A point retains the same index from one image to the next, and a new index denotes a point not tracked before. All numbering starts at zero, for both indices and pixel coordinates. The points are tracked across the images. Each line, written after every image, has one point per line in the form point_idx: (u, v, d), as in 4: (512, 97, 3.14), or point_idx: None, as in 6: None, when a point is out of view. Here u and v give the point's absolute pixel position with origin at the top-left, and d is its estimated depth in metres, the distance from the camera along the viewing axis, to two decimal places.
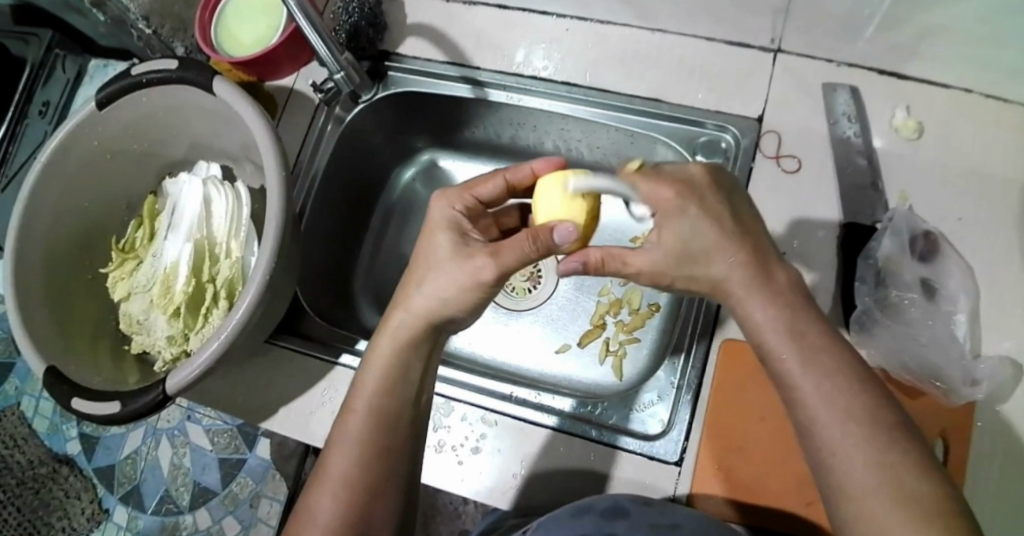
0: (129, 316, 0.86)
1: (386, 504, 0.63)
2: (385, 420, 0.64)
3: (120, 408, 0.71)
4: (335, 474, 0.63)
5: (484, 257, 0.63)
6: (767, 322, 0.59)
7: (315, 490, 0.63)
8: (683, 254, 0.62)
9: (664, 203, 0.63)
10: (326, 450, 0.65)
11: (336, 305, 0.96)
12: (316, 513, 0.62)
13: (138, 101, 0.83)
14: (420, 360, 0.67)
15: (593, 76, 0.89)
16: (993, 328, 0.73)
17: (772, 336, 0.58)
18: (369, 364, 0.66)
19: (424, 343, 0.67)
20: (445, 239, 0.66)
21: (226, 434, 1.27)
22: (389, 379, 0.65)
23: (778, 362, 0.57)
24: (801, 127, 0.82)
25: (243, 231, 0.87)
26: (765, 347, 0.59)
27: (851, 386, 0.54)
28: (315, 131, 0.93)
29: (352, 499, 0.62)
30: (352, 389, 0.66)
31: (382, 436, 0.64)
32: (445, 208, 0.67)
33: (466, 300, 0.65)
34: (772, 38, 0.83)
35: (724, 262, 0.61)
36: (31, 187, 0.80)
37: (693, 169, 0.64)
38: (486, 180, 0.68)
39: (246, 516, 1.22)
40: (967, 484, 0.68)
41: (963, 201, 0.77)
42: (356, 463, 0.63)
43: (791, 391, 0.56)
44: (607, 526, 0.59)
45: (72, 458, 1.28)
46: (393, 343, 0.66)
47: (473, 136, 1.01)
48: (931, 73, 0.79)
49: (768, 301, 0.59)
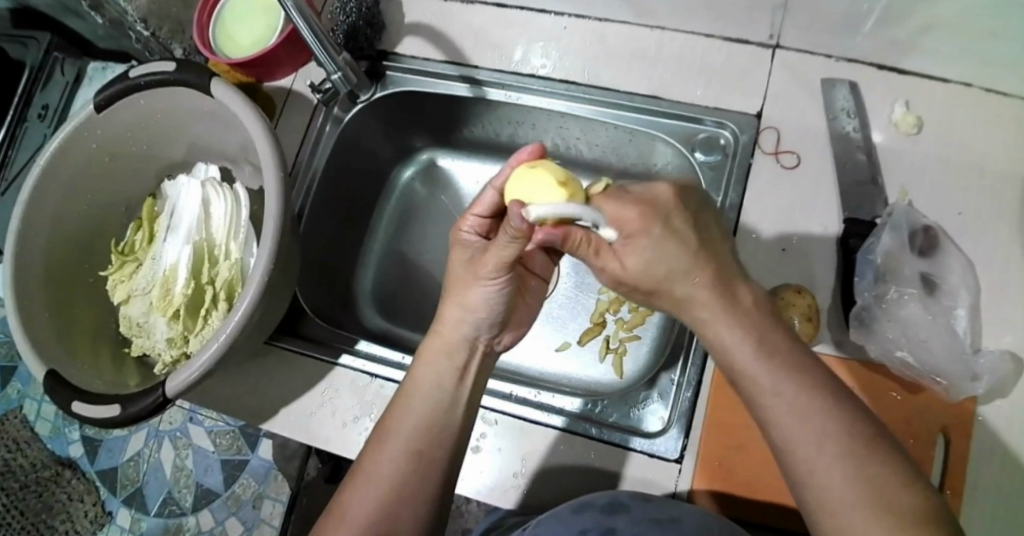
0: (129, 318, 0.86)
1: (415, 509, 0.62)
2: (422, 426, 0.64)
3: (119, 411, 0.71)
4: (368, 478, 0.62)
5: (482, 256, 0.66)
6: (734, 343, 0.58)
7: (349, 488, 0.62)
8: (650, 275, 0.63)
9: (635, 220, 0.64)
10: (362, 455, 0.64)
11: (337, 305, 0.96)
12: (347, 512, 0.61)
13: (136, 103, 0.82)
14: (457, 370, 0.67)
15: (591, 74, 0.89)
16: (994, 323, 0.73)
17: (742, 357, 0.58)
18: (410, 377, 0.67)
19: (462, 354, 0.68)
20: (463, 255, 0.69)
21: (228, 436, 1.27)
22: (426, 387, 0.66)
23: (751, 383, 0.57)
24: (801, 123, 0.82)
25: (242, 233, 0.87)
26: (737, 370, 0.58)
27: (826, 402, 0.54)
28: (313, 133, 0.93)
29: (383, 499, 0.61)
30: (391, 402, 0.67)
31: (416, 443, 0.63)
32: (456, 230, 0.69)
33: (493, 307, 0.67)
34: (770, 34, 0.83)
35: (687, 283, 0.62)
36: (30, 190, 0.80)
37: (658, 189, 0.65)
38: (481, 197, 0.68)
39: (248, 517, 1.22)
40: (969, 479, 0.68)
41: (964, 196, 0.77)
42: (391, 466, 0.62)
43: (764, 410, 0.55)
44: (608, 521, 0.59)
45: (75, 460, 1.28)
46: (433, 351, 0.68)
47: (472, 135, 1.01)
48: (930, 67, 0.79)
49: (735, 323, 0.59)
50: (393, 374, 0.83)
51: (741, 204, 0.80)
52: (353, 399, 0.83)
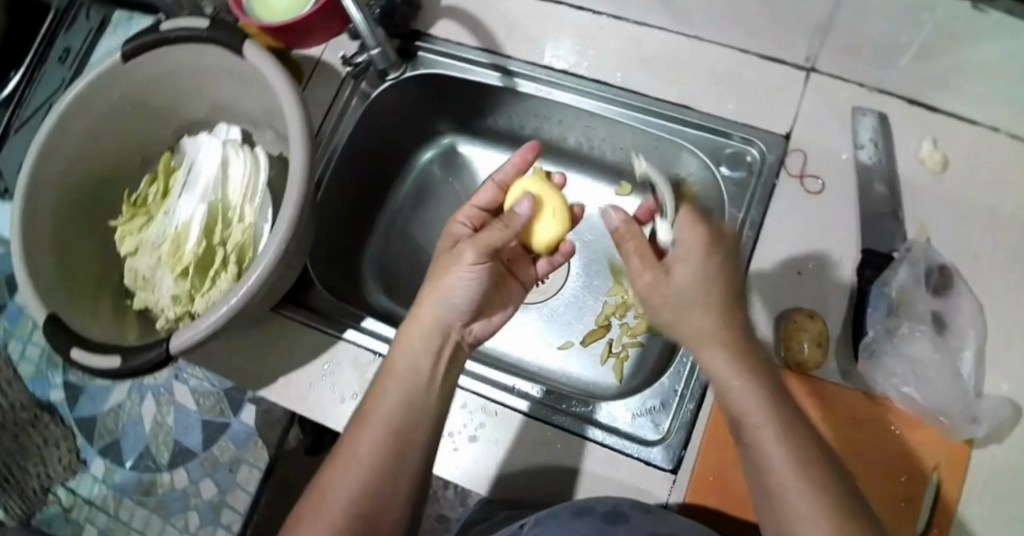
0: (135, 271, 0.86)
1: (392, 489, 0.62)
2: (395, 409, 0.64)
3: (120, 363, 0.70)
4: (343, 463, 0.62)
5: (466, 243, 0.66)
6: (739, 382, 0.58)
7: (325, 474, 0.62)
8: (687, 291, 0.62)
9: (694, 247, 0.63)
10: (340, 441, 0.64)
11: (344, 280, 0.96)
12: (327, 499, 0.60)
13: (164, 57, 0.81)
14: (431, 355, 0.66)
15: (624, 77, 0.88)
16: (998, 368, 0.73)
17: (745, 399, 0.58)
18: (386, 361, 0.67)
19: (438, 340, 0.67)
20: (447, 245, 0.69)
21: (211, 397, 1.23)
22: (402, 371, 0.65)
23: (754, 429, 0.57)
24: (828, 149, 0.82)
25: (258, 197, 0.85)
26: (741, 412, 0.58)
27: (818, 457, 0.54)
28: (339, 105, 0.92)
29: (360, 480, 0.61)
30: (369, 389, 0.66)
31: (391, 426, 0.63)
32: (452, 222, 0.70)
33: (472, 291, 0.66)
34: (806, 57, 0.83)
35: (718, 308, 0.61)
36: (49, 131, 0.78)
37: (724, 229, 0.65)
38: (478, 192, 0.75)
39: (224, 480, 1.22)
40: (958, 520, 0.69)
41: (981, 239, 0.77)
42: (366, 451, 0.62)
43: (761, 458, 0.55)
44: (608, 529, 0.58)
45: (55, 405, 1.25)
46: (407, 336, 0.67)
47: (496, 124, 1.00)
48: (961, 107, 0.80)
49: (739, 360, 0.59)
50: None
51: (761, 224, 0.81)
52: (354, 376, 0.83)
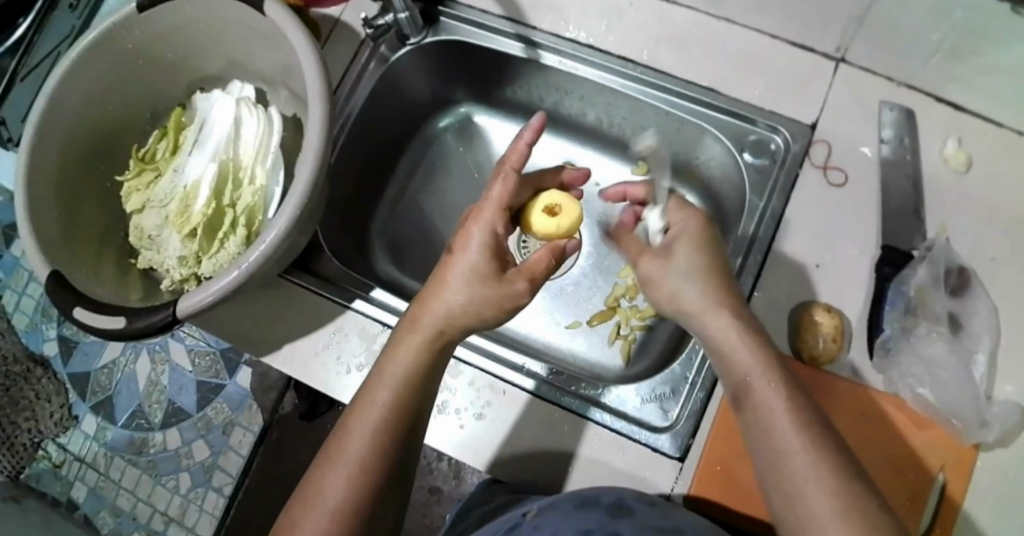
0: (140, 229, 0.84)
1: (389, 495, 0.61)
2: (402, 418, 0.61)
3: (125, 324, 0.69)
4: (339, 462, 0.59)
5: (523, 283, 0.63)
6: (766, 391, 0.57)
7: (321, 473, 0.59)
8: (666, 259, 0.67)
9: (688, 225, 0.68)
10: (336, 434, 0.61)
11: (351, 249, 0.94)
12: (322, 499, 0.58)
13: (180, 9, 0.79)
14: (439, 361, 0.64)
15: (652, 54, 0.86)
16: (1010, 373, 0.73)
17: (773, 405, 0.56)
18: (388, 358, 0.63)
19: (446, 345, 0.64)
20: (477, 253, 0.64)
21: (207, 357, 1.22)
22: (405, 374, 0.62)
23: (777, 433, 0.54)
24: (852, 142, 0.81)
25: (270, 157, 0.83)
26: (765, 417, 0.56)
27: (843, 466, 0.51)
28: (357, 68, 0.89)
29: (363, 490, 0.59)
30: (367, 381, 0.63)
31: (395, 433, 0.61)
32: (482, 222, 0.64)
33: (497, 319, 0.64)
34: (837, 47, 0.81)
35: (700, 294, 0.63)
36: (56, 82, 0.76)
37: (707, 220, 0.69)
38: (499, 181, 0.66)
39: (216, 442, 1.20)
40: (961, 522, 0.69)
41: (1001, 243, 0.77)
42: (370, 456, 0.59)
43: (786, 462, 0.53)
44: (613, 524, 0.57)
45: (48, 359, 1.23)
46: (418, 341, 0.63)
47: (514, 96, 0.98)
48: (990, 108, 0.78)
49: (768, 370, 0.58)
50: None
51: (781, 214, 0.80)
52: (360, 346, 0.82)
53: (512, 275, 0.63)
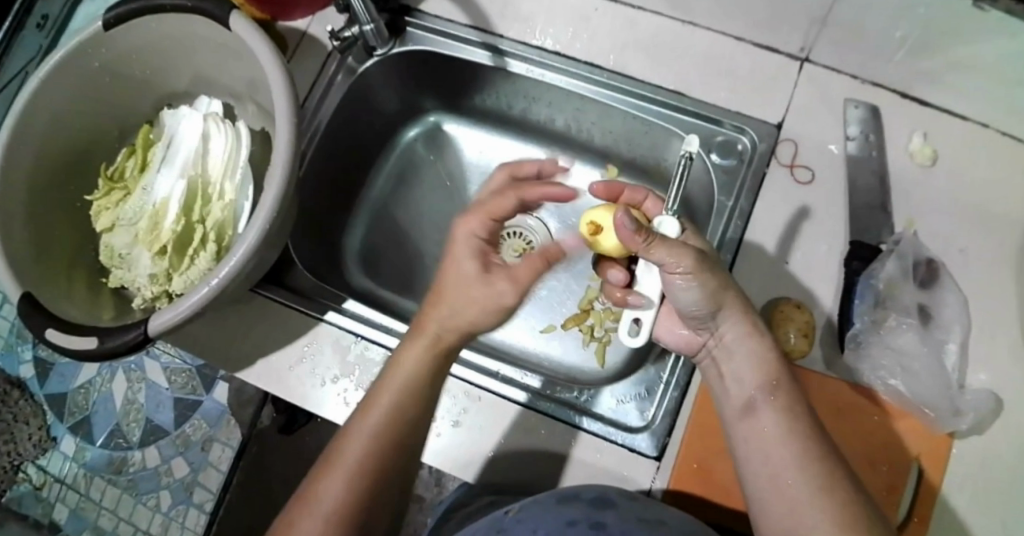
0: (111, 248, 0.83)
1: (385, 504, 0.60)
2: (403, 426, 0.61)
3: (97, 344, 0.68)
4: (340, 467, 0.58)
5: (507, 283, 0.62)
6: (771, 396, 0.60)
7: (319, 476, 0.59)
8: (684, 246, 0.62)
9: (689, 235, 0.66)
10: (337, 440, 0.61)
11: (325, 259, 0.94)
12: (319, 502, 0.57)
13: (146, 26, 0.78)
14: (444, 371, 0.64)
15: (618, 59, 0.87)
16: (981, 361, 0.74)
17: (773, 409, 0.59)
18: (393, 367, 0.62)
19: (450, 357, 0.63)
20: (470, 257, 0.63)
21: (184, 374, 1.20)
22: (409, 384, 0.61)
23: (779, 435, 0.57)
24: (819, 139, 0.81)
25: (239, 172, 0.82)
26: (764, 421, 0.59)
27: (836, 470, 0.55)
28: (324, 80, 0.89)
29: (358, 496, 0.58)
30: (371, 388, 0.62)
31: (394, 442, 0.60)
32: (470, 227, 0.64)
33: (486, 322, 0.62)
34: (801, 47, 0.82)
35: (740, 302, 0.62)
36: (23, 105, 0.75)
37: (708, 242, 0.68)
38: (499, 200, 0.65)
39: (195, 458, 1.19)
40: (940, 510, 0.70)
41: (968, 234, 0.78)
42: (372, 463, 0.59)
43: (778, 461, 0.56)
44: (597, 515, 0.54)
45: (24, 381, 1.21)
46: (425, 352, 0.62)
47: (482, 104, 0.98)
48: (952, 103, 0.80)
49: (774, 376, 0.61)
50: (378, 336, 0.82)
51: (751, 212, 0.80)
52: (335, 358, 0.81)
53: (492, 279, 0.62)
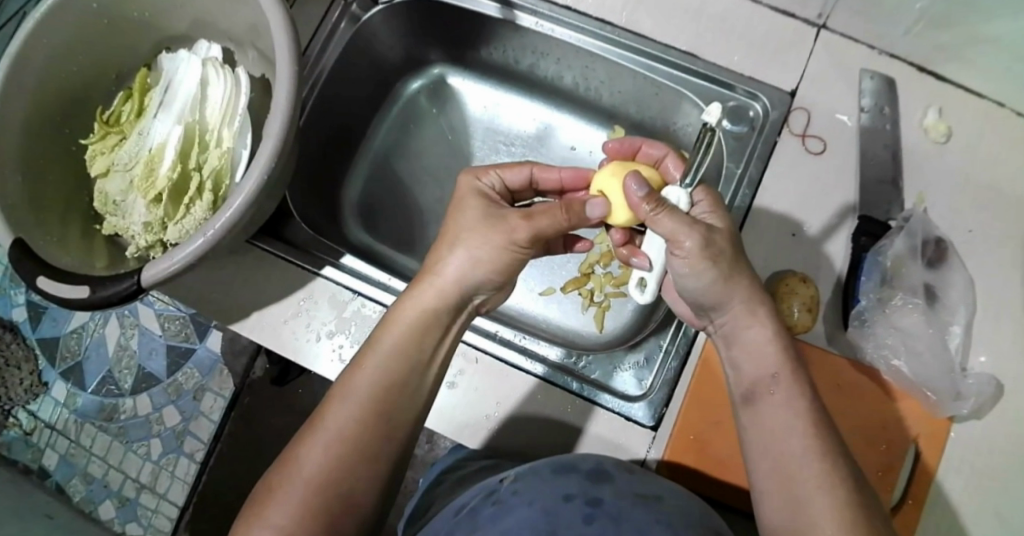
0: (105, 195, 0.81)
1: (376, 470, 0.58)
2: (389, 386, 0.60)
3: (89, 293, 0.67)
4: (326, 428, 0.57)
5: (517, 218, 0.64)
6: (778, 390, 0.58)
7: (305, 438, 0.58)
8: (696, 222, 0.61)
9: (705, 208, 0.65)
10: (324, 402, 0.60)
11: (321, 211, 0.92)
12: (303, 463, 0.56)
13: None
14: (440, 331, 0.64)
15: (630, 18, 0.84)
16: (983, 343, 0.74)
17: (780, 403, 0.57)
18: (384, 327, 0.63)
19: (445, 314, 0.64)
20: (474, 202, 0.67)
21: (177, 322, 1.20)
22: (400, 340, 0.62)
23: (784, 430, 0.56)
24: (832, 110, 0.80)
25: (237, 120, 0.80)
26: (773, 416, 0.57)
27: (837, 465, 0.54)
28: (327, 28, 0.86)
29: (341, 459, 0.57)
30: (362, 349, 0.62)
31: (384, 401, 0.59)
32: (471, 179, 0.70)
33: (499, 261, 0.65)
34: (819, 13, 0.79)
35: (745, 289, 0.61)
36: (19, 46, 0.73)
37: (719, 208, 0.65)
38: (517, 165, 0.71)
39: (187, 407, 1.19)
40: (932, 490, 0.70)
41: (978, 215, 0.77)
42: (360, 422, 0.58)
43: (781, 457, 0.55)
44: (594, 490, 0.53)
45: (16, 324, 1.20)
46: (418, 309, 0.63)
47: (490, 58, 0.96)
48: (971, 79, 0.78)
49: (786, 370, 0.59)
50: (376, 294, 0.81)
51: (760, 181, 0.79)
52: (331, 313, 0.80)
53: (503, 215, 0.65)
